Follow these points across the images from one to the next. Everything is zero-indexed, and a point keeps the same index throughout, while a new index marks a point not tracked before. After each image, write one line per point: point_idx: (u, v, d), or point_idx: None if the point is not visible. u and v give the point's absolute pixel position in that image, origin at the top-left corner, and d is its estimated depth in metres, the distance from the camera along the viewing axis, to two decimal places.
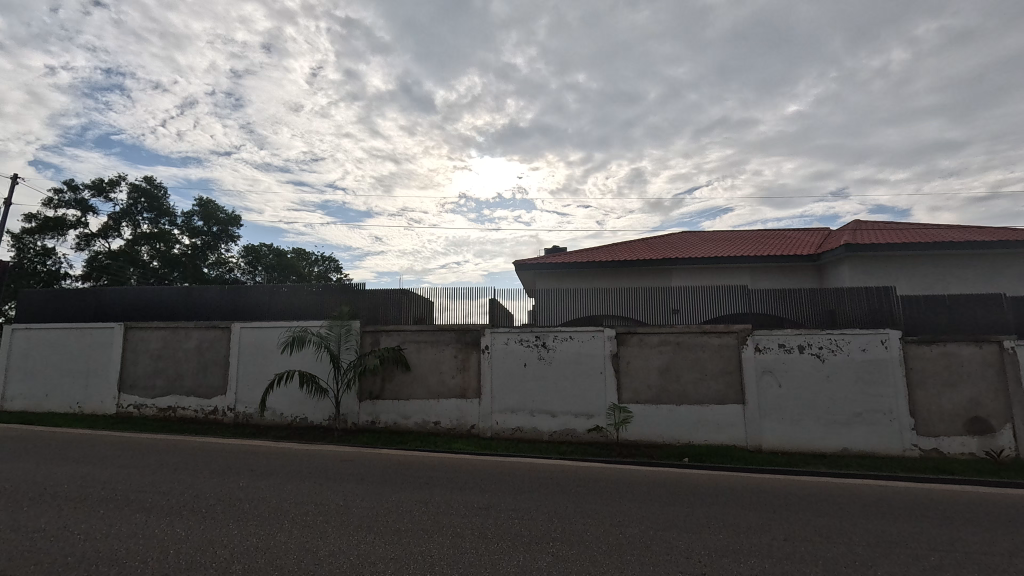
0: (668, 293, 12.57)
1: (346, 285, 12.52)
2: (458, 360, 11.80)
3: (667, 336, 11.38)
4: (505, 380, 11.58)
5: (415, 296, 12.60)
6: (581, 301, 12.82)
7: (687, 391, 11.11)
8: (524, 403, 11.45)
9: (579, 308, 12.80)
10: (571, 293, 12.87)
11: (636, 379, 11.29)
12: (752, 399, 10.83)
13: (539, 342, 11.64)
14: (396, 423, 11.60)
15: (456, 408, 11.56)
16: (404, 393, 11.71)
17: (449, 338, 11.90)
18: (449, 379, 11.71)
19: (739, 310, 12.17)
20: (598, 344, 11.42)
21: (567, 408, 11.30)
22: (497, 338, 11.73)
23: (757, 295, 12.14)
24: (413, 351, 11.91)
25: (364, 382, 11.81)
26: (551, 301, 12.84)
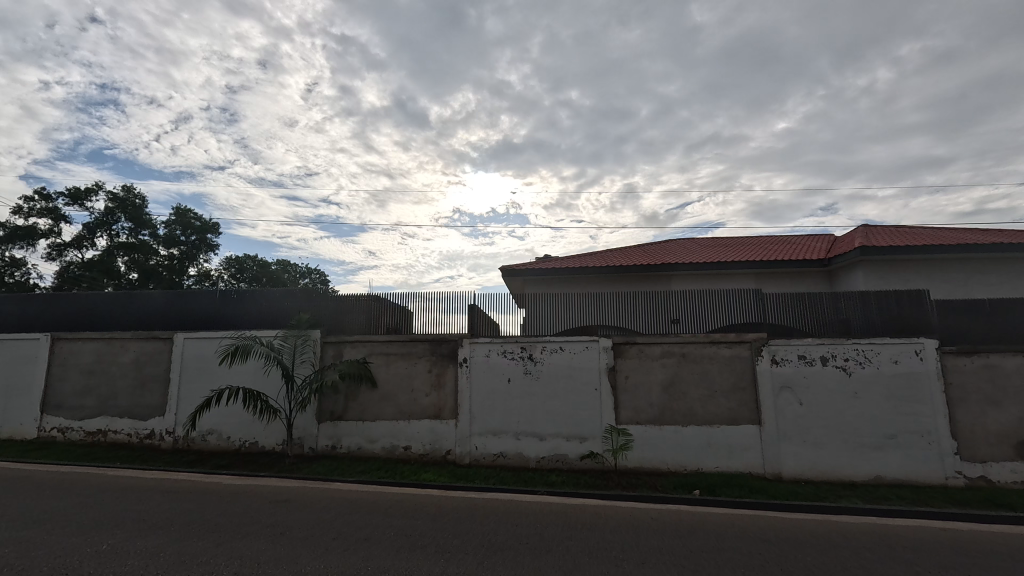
0: (671, 299, 11.15)
1: (307, 289, 11.03)
2: (432, 375, 10.31)
3: (670, 346, 9.97)
4: (485, 399, 10.09)
5: (385, 302, 11.10)
6: (574, 308, 11.36)
7: (695, 409, 9.68)
8: (508, 425, 9.96)
9: (571, 316, 11.33)
10: (561, 299, 11.42)
11: (636, 396, 9.84)
12: (770, 419, 9.41)
13: (525, 354, 10.20)
14: (360, 448, 10.07)
15: (429, 431, 10.05)
16: (369, 414, 10.20)
17: (423, 350, 10.42)
18: (421, 397, 10.21)
19: (751, 318, 10.82)
20: (593, 356, 10.00)
21: (557, 431, 9.83)
22: (477, 349, 10.28)
23: (772, 300, 10.74)
24: (381, 365, 10.42)
25: (325, 401, 10.29)
26: (540, 309, 11.40)
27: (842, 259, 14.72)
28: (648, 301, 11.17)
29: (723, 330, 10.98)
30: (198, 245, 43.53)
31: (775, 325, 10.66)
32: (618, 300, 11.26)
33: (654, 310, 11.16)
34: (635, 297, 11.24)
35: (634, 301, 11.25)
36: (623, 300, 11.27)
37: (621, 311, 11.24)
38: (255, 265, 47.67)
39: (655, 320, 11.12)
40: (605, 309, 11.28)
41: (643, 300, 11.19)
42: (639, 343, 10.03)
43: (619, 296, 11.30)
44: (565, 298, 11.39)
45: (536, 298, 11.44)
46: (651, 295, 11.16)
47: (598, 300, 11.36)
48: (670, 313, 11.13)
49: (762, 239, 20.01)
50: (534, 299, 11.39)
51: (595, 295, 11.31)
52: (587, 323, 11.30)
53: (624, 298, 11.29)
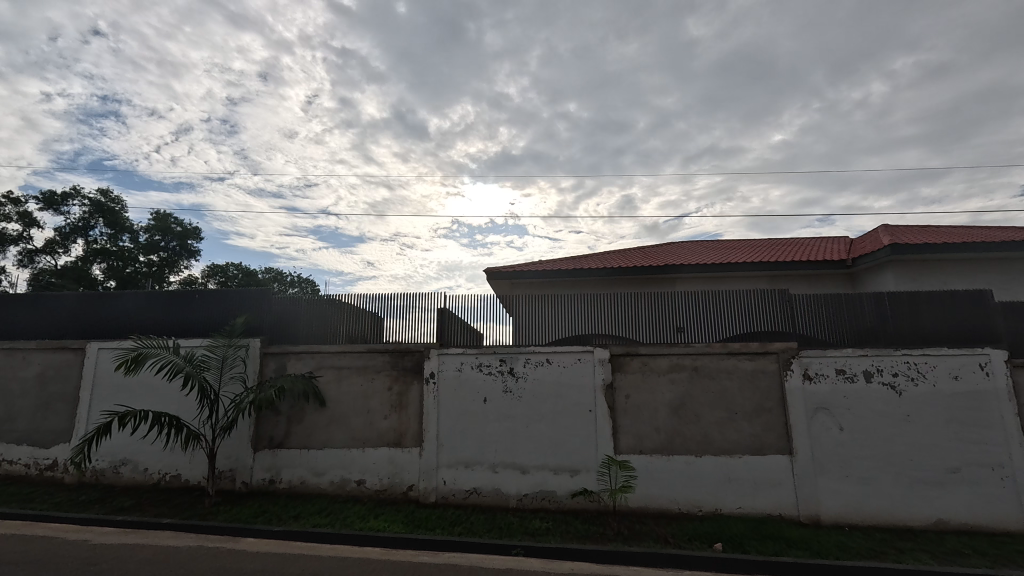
0: (684, 302, 9.17)
1: (247, 291, 9.26)
2: (392, 394, 8.53)
3: (680, 359, 8.24)
4: (456, 422, 8.32)
5: (338, 303, 9.26)
6: (565, 311, 9.46)
7: (711, 436, 7.91)
8: (484, 454, 8.19)
9: (560, 322, 9.43)
10: (549, 302, 9.46)
11: (639, 419, 8.08)
12: (803, 449, 7.67)
13: (505, 368, 8.47)
14: (303, 482, 8.29)
15: (387, 461, 8.27)
16: (316, 441, 8.42)
17: (382, 363, 8.66)
18: (379, 420, 8.44)
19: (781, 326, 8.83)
20: (586, 371, 8.28)
21: (542, 462, 8.07)
22: (447, 362, 8.53)
23: (802, 301, 8.80)
24: (331, 381, 8.65)
25: (262, 425, 8.52)
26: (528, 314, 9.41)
27: (869, 259, 13.02)
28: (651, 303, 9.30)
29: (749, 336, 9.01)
30: (180, 252, 41.86)
31: (806, 336, 8.62)
32: (616, 302, 9.35)
33: (658, 315, 9.32)
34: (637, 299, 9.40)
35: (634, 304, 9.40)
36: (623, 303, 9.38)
37: (620, 316, 9.37)
38: (240, 273, 45.91)
39: (662, 327, 9.24)
40: (601, 312, 9.42)
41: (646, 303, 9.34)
42: (642, 354, 8.29)
43: (618, 298, 9.47)
44: (553, 301, 9.47)
45: (518, 300, 9.51)
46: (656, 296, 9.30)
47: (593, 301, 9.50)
48: (680, 318, 9.20)
49: (773, 241, 18.34)
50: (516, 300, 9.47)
51: (588, 296, 9.47)
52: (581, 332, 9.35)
53: (624, 300, 9.41)
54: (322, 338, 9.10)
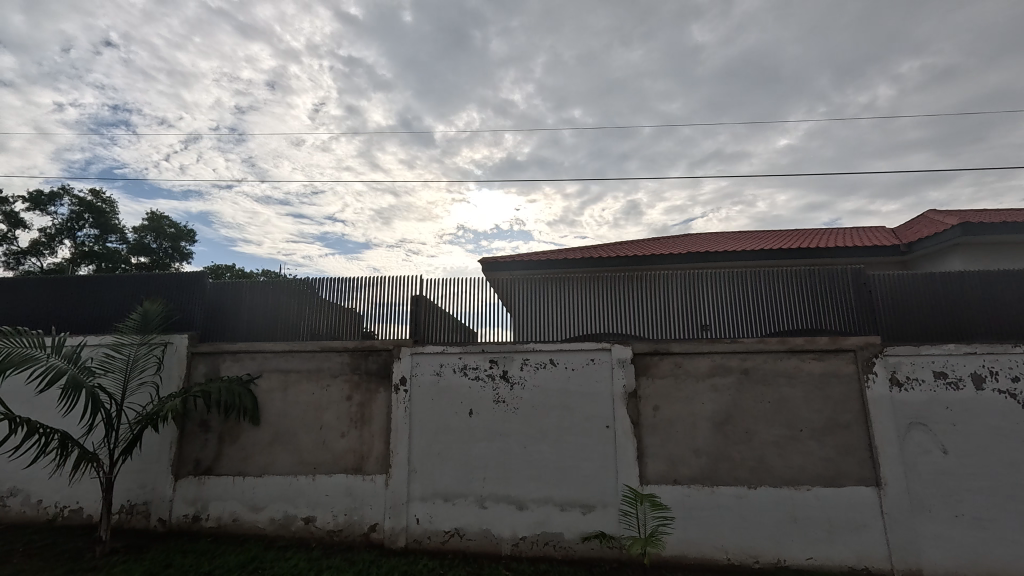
0: (729, 285, 6.88)
1: (176, 276, 7.43)
2: (350, 406, 6.63)
3: (724, 359, 6.30)
4: (432, 442, 6.42)
5: (284, 286, 7.31)
6: (567, 296, 7.24)
7: (770, 462, 5.96)
8: (469, 484, 6.28)
9: (561, 310, 7.18)
10: (548, 284, 7.30)
11: (672, 439, 6.14)
12: (894, 480, 5.72)
13: (496, 372, 6.57)
14: (236, 519, 6.42)
15: (344, 493, 6.37)
16: (254, 466, 6.54)
17: (339, 366, 6.76)
18: (334, 440, 6.55)
19: (864, 315, 6.42)
20: (601, 375, 6.39)
21: (544, 495, 6.16)
22: (422, 364, 6.66)
23: (893, 288, 6.42)
24: (275, 389, 6.79)
25: (187, 445, 6.68)
26: (524, 301, 7.28)
27: (931, 242, 10.92)
28: (683, 285, 6.98)
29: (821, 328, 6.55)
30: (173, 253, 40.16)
31: (895, 334, 6.33)
32: (636, 282, 7.10)
33: (692, 303, 6.93)
34: (666, 279, 7.05)
35: (660, 286, 7.05)
36: (645, 284, 7.08)
37: (639, 301, 7.05)
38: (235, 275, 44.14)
39: (695, 319, 6.86)
40: (614, 296, 7.16)
41: (675, 285, 7.01)
42: (673, 354, 6.37)
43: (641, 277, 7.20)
44: (553, 283, 7.28)
45: (511, 279, 7.39)
46: (690, 275, 6.98)
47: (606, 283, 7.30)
48: (722, 307, 6.82)
49: (808, 230, 16.18)
50: (510, 280, 7.37)
51: (600, 276, 7.23)
52: (593, 325, 7.15)
53: (648, 280, 7.09)
54: (262, 331, 7.15)
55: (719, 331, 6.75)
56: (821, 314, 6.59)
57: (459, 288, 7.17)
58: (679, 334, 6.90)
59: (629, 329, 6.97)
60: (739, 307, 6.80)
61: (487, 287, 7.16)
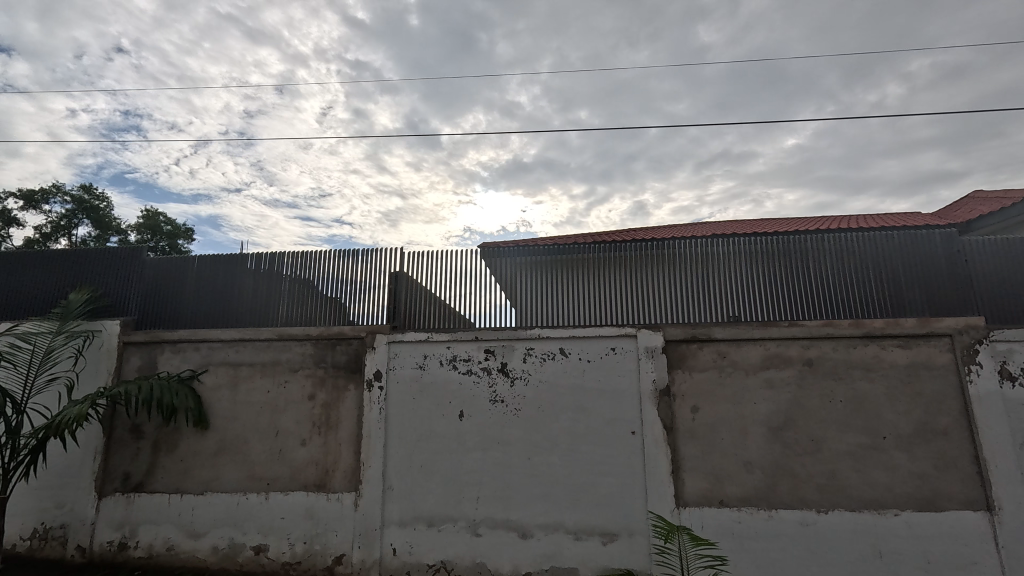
0: (786, 257, 5.44)
1: (113, 253, 6.21)
2: (313, 407, 5.36)
3: (780, 347, 4.97)
4: (412, 452, 5.15)
5: (238, 263, 6.07)
6: (585, 266, 5.78)
7: (843, 479, 4.64)
8: (458, 506, 5.00)
9: (572, 289, 5.71)
10: (558, 256, 5.88)
11: (716, 449, 4.83)
12: (1012, 503, 4.36)
13: (492, 365, 5.29)
14: (170, 548, 5.17)
15: (303, 516, 5.11)
16: (194, 482, 5.30)
17: (300, 359, 5.49)
18: (292, 449, 5.29)
19: (967, 288, 4.95)
20: (624, 368, 5.10)
21: (553, 520, 4.86)
22: (401, 356, 5.38)
23: (996, 257, 5.03)
24: (221, 387, 5.53)
25: (115, 455, 5.45)
26: (527, 280, 5.82)
27: None
28: (730, 253, 5.58)
29: (914, 306, 5.04)
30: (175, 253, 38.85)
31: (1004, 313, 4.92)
32: (670, 250, 5.71)
33: (738, 278, 5.48)
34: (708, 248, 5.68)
35: (701, 255, 5.65)
36: (682, 252, 5.70)
37: (674, 272, 5.60)
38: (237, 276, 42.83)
39: (744, 297, 5.40)
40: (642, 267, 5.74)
41: (719, 253, 5.62)
42: (715, 341, 5.06)
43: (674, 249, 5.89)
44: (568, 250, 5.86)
45: (515, 247, 5.96)
46: (740, 242, 5.62)
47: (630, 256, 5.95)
48: (779, 282, 5.39)
49: None
50: (508, 254, 5.96)
51: (620, 248, 5.81)
52: (617, 307, 5.59)
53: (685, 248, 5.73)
54: (208, 317, 5.87)
55: (776, 314, 5.31)
56: (911, 288, 5.08)
57: (449, 263, 5.88)
58: (724, 316, 5.40)
59: (661, 313, 5.47)
60: (804, 282, 5.33)
61: (481, 262, 5.87)
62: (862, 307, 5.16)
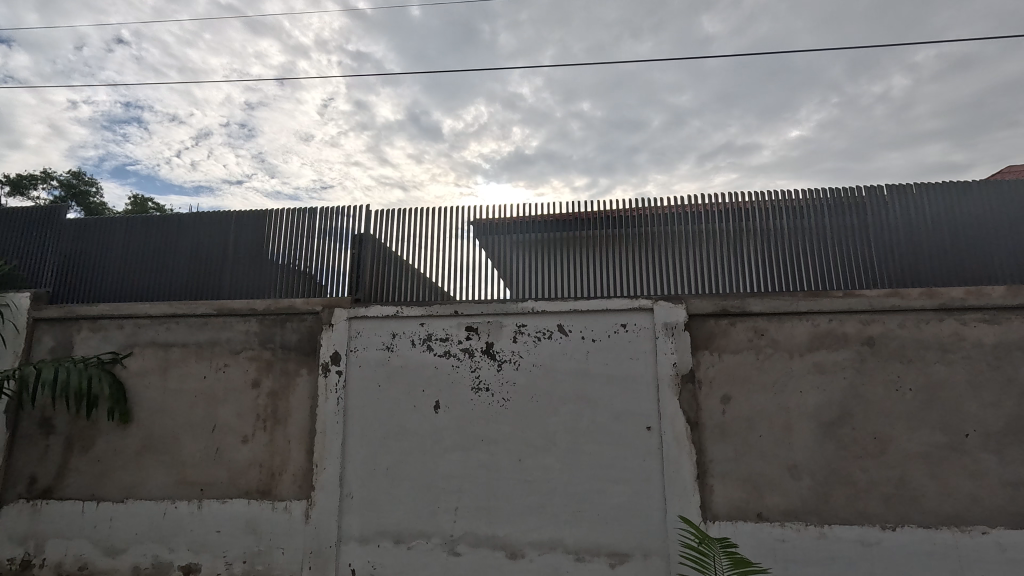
0: (837, 213, 4.43)
1: (31, 215, 5.23)
2: (258, 397, 4.40)
3: (833, 324, 3.98)
4: (375, 452, 4.20)
5: (174, 223, 5.03)
6: (598, 236, 4.76)
7: (915, 487, 3.67)
8: (431, 518, 4.05)
9: (584, 262, 4.66)
10: (561, 226, 4.85)
11: (753, 450, 3.86)
12: None
13: (475, 346, 4.32)
14: (83, 568, 4.23)
15: (244, 529, 4.17)
16: (114, 488, 4.36)
17: (243, 339, 4.52)
18: (232, 447, 4.34)
19: None
20: (637, 349, 4.13)
21: (549, 537, 3.92)
22: (364, 335, 4.41)
23: None
24: (149, 372, 4.56)
25: (21, 455, 4.51)
26: (526, 255, 4.78)
27: None
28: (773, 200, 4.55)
29: (1002, 272, 4.02)
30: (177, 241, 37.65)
31: None
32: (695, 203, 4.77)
33: (778, 240, 4.47)
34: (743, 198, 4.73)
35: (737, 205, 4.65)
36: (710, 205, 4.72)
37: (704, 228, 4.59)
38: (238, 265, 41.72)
39: (788, 262, 4.40)
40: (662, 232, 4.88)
41: (758, 206, 4.59)
42: (752, 316, 4.08)
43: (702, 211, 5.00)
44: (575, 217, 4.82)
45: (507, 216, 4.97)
46: (782, 192, 4.58)
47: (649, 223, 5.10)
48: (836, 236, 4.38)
49: None
50: (500, 226, 4.94)
51: (637, 213, 4.77)
52: (644, 282, 4.54)
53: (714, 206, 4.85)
54: (137, 288, 4.84)
55: (826, 283, 4.30)
56: (996, 248, 4.06)
57: (423, 223, 4.86)
58: (764, 286, 4.40)
59: (688, 285, 4.48)
60: (860, 243, 4.31)
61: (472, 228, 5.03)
62: (942, 268, 4.11)
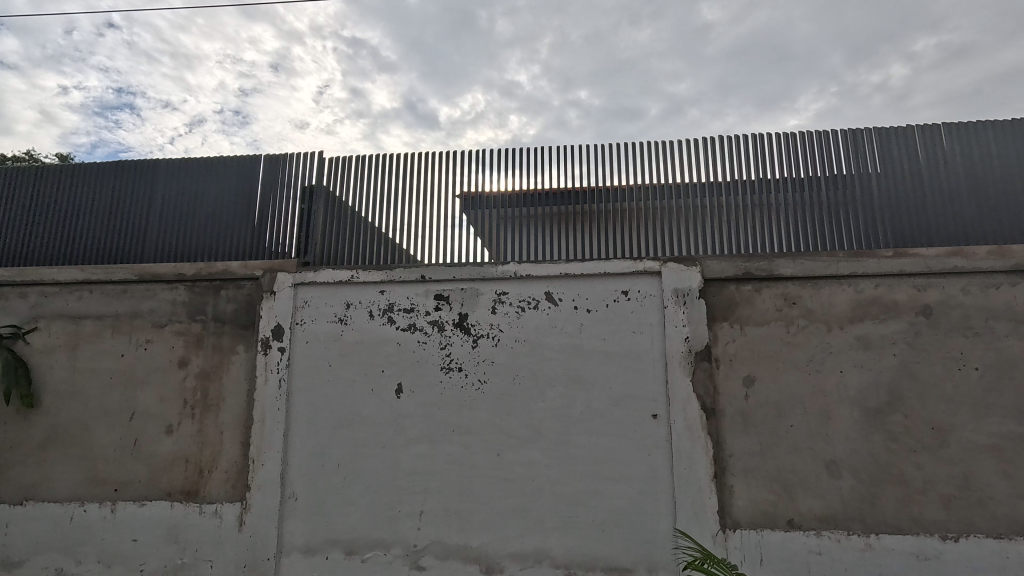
0: (884, 155, 3.65)
1: None
2: (185, 380, 3.66)
3: (880, 289, 3.26)
4: (324, 446, 3.47)
5: (88, 173, 4.21)
6: (611, 207, 3.90)
7: (983, 488, 2.98)
8: (391, 525, 3.35)
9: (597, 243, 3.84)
10: (566, 203, 3.96)
11: (782, 442, 3.16)
12: None
13: (446, 318, 3.58)
14: None
15: (166, 538, 3.45)
16: (12, 487, 3.63)
17: (168, 309, 3.77)
18: (154, 439, 3.60)
19: None
20: (642, 322, 3.40)
21: (533, 548, 3.22)
22: (313, 306, 3.67)
23: None
24: (56, 349, 3.80)
25: None
26: (528, 235, 3.88)
27: None
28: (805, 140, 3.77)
29: None
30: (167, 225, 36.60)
31: None
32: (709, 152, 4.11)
33: (812, 190, 3.70)
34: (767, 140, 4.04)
35: (761, 152, 3.91)
36: (731, 154, 3.94)
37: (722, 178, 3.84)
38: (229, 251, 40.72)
39: (825, 216, 3.63)
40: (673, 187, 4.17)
41: (788, 150, 3.81)
42: (781, 281, 3.35)
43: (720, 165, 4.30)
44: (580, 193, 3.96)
45: (497, 194, 4.06)
46: (817, 133, 3.80)
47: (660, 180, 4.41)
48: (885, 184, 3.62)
49: None
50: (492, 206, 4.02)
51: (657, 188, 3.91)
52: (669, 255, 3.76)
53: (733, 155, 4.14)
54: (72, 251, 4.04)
55: (873, 239, 3.53)
56: None
57: (388, 173, 4.09)
58: (796, 245, 3.64)
59: (710, 249, 3.71)
60: (914, 189, 3.53)
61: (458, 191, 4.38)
62: (1013, 221, 3.37)
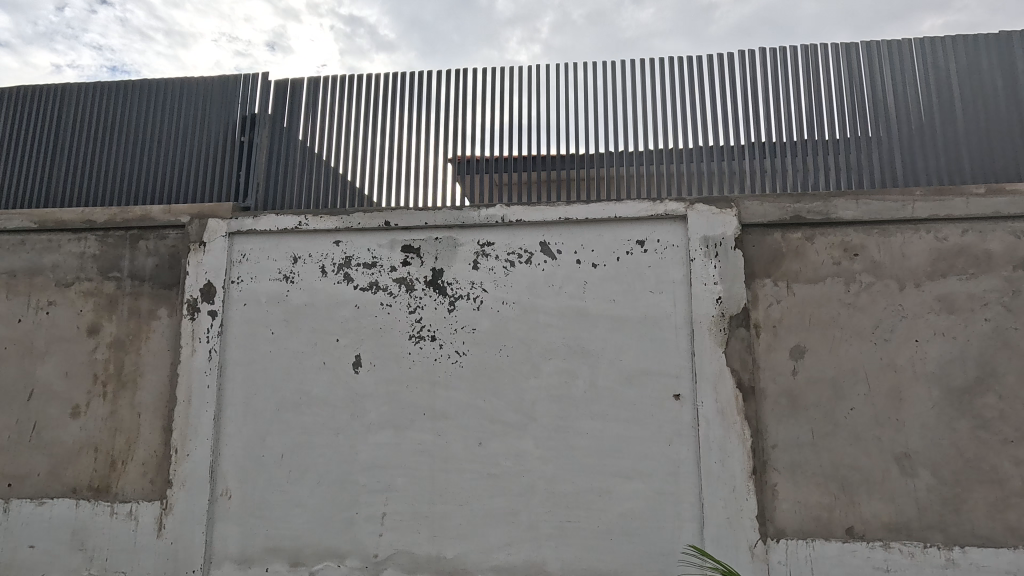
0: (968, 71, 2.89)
1: None
2: (95, 351, 2.97)
3: (968, 237, 2.55)
4: (265, 433, 2.79)
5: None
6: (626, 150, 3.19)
7: None
8: (346, 530, 2.69)
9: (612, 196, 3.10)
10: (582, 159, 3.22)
11: (839, 431, 2.48)
12: None
13: (416, 275, 2.87)
14: None
15: (69, 545, 2.79)
16: None
17: (75, 265, 3.05)
18: (56, 424, 2.92)
19: None
20: (661, 278, 2.69)
21: (523, 561, 2.56)
22: (252, 261, 2.95)
23: None
24: None
25: None
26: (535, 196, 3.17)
27: None
28: (869, 54, 3.00)
29: None
30: None
31: None
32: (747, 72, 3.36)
33: (876, 115, 2.95)
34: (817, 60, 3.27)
35: (810, 73, 3.15)
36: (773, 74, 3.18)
37: None
38: None
39: (892, 149, 2.89)
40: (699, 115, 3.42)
41: (846, 67, 3.04)
42: (839, 227, 2.63)
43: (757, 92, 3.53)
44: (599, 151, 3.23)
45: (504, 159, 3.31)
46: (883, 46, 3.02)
47: (682, 109, 3.65)
48: (966, 108, 2.88)
49: None
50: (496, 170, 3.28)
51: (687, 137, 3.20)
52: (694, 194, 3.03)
53: (773, 76, 3.38)
54: None
55: (954, 176, 2.80)
56: None
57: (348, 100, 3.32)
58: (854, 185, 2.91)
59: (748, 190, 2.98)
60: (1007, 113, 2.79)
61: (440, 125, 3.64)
62: None
